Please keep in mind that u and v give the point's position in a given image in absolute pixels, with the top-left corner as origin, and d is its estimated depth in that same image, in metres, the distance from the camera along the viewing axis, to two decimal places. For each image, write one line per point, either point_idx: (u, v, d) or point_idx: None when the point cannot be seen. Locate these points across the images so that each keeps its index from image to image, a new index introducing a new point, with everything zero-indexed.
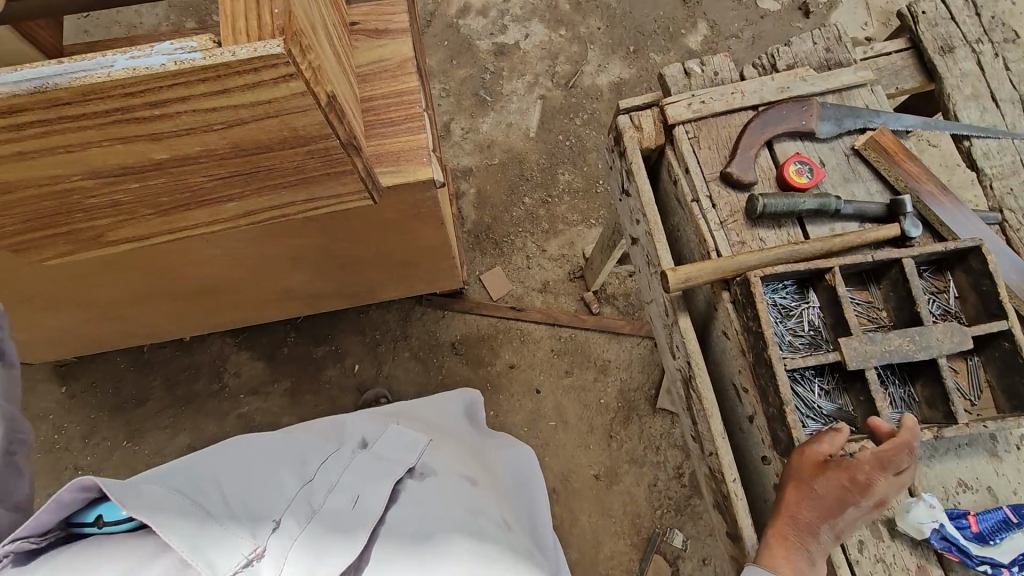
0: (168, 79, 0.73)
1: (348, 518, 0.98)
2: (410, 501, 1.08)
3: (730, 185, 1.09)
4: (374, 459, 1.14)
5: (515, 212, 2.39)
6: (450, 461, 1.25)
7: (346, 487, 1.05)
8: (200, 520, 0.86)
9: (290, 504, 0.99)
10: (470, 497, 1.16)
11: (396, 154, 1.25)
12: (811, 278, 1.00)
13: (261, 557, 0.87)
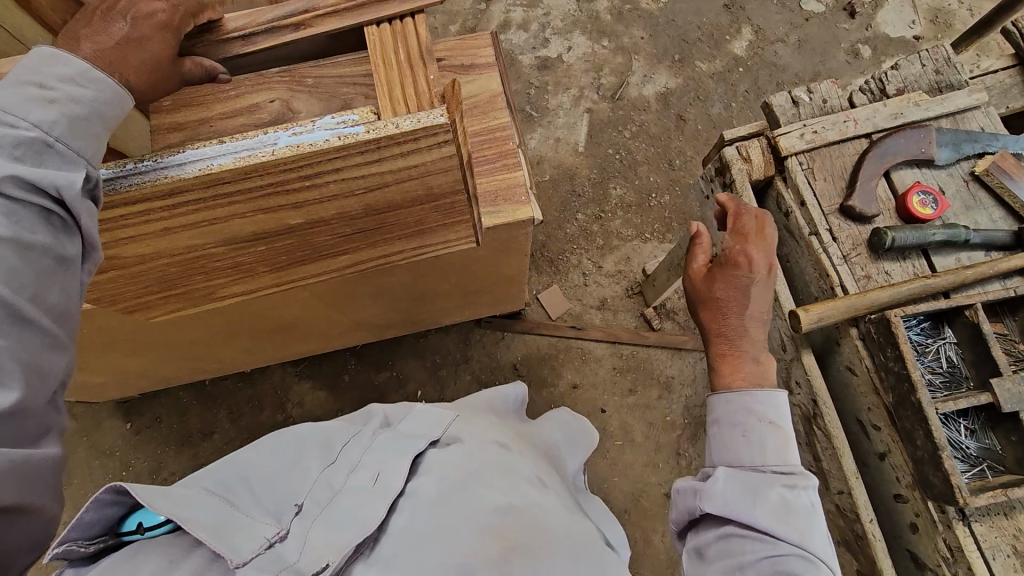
0: (327, 154, 0.71)
1: (366, 494, 0.92)
2: (434, 468, 0.97)
3: (850, 218, 1.07)
4: (393, 434, 1.06)
5: (568, 229, 2.37)
6: (475, 434, 1.10)
7: (369, 465, 0.99)
8: (223, 518, 0.87)
9: (313, 489, 0.98)
10: (501, 456, 1.05)
11: (493, 193, 1.23)
12: (947, 314, 0.98)
13: (284, 539, 0.89)
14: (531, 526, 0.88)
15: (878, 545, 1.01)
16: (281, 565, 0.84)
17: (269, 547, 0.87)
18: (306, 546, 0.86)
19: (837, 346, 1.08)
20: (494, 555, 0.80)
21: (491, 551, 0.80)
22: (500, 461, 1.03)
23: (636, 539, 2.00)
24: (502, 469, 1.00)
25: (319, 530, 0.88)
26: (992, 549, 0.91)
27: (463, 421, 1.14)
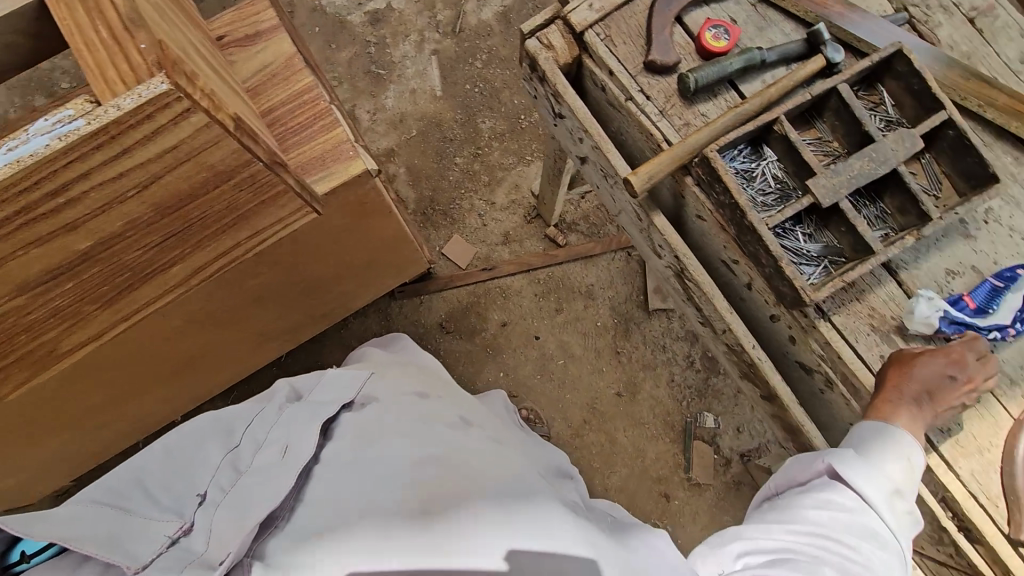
0: (61, 161, 0.66)
1: (274, 470, 0.92)
2: (350, 432, 1.01)
3: (656, 73, 1.08)
4: (302, 403, 1.07)
5: (451, 176, 2.33)
6: (393, 388, 1.16)
7: (274, 440, 0.99)
8: (116, 528, 0.87)
9: (217, 476, 0.97)
10: (420, 405, 1.11)
11: (319, 157, 1.18)
12: (761, 135, 1.02)
13: (187, 533, 0.89)
14: (454, 463, 0.95)
15: (766, 366, 1.07)
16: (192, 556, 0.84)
17: (172, 544, 0.87)
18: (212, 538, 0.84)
19: (683, 199, 1.11)
20: (415, 510, 0.85)
21: (413, 504, 0.86)
22: (418, 408, 1.10)
23: (602, 443, 2.07)
24: (421, 419, 1.06)
25: (224, 513, 0.87)
26: (855, 334, 0.98)
27: (379, 375, 1.20)
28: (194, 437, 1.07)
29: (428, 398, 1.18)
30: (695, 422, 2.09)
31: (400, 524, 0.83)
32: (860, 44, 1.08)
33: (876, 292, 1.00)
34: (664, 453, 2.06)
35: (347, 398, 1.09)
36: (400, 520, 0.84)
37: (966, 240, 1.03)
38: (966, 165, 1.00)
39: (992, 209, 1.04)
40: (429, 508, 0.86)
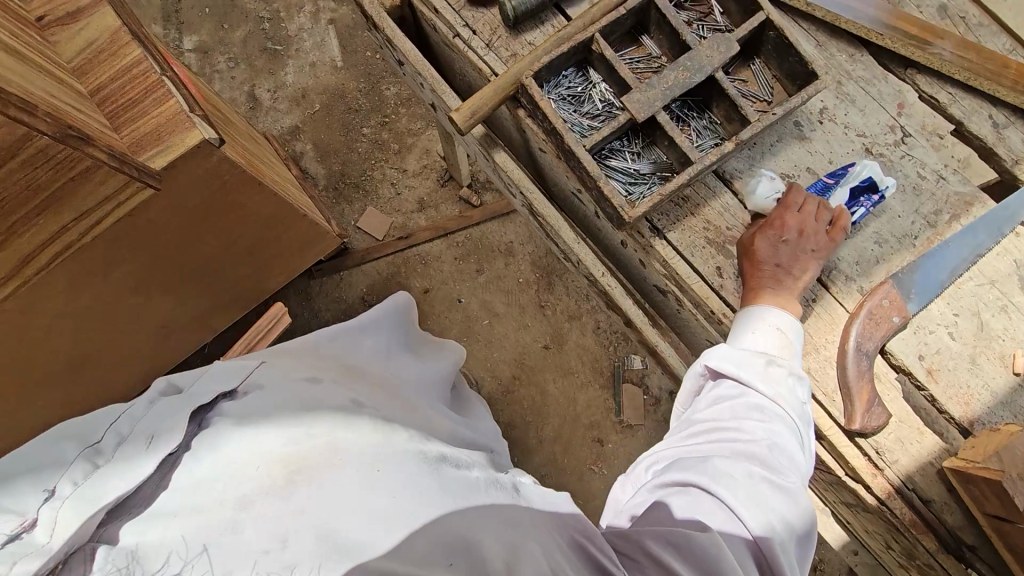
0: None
1: (135, 460, 0.76)
2: (222, 424, 0.82)
3: (480, 5, 1.05)
4: (179, 395, 0.87)
5: (360, 148, 2.28)
6: (284, 372, 0.97)
7: (136, 432, 0.80)
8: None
9: (69, 468, 0.76)
10: (313, 389, 0.93)
11: (155, 131, 1.14)
12: (584, 56, 0.99)
13: (31, 529, 0.68)
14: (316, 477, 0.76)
15: (618, 292, 1.07)
16: (32, 549, 0.66)
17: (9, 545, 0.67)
18: (58, 527, 0.68)
19: (524, 134, 1.09)
20: (278, 486, 0.75)
21: (273, 479, 0.75)
22: (307, 394, 0.91)
23: (533, 396, 2.09)
24: (308, 401, 0.90)
25: (72, 504, 0.70)
26: (691, 247, 0.99)
27: (273, 361, 1.00)
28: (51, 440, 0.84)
29: (318, 383, 0.96)
30: (623, 366, 2.12)
31: (261, 504, 0.72)
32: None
33: (711, 204, 1.00)
34: (595, 400, 2.09)
35: (227, 387, 0.90)
36: (257, 500, 0.73)
37: (802, 142, 1.02)
38: (790, 66, 0.99)
39: (825, 108, 1.04)
40: (292, 483, 0.75)
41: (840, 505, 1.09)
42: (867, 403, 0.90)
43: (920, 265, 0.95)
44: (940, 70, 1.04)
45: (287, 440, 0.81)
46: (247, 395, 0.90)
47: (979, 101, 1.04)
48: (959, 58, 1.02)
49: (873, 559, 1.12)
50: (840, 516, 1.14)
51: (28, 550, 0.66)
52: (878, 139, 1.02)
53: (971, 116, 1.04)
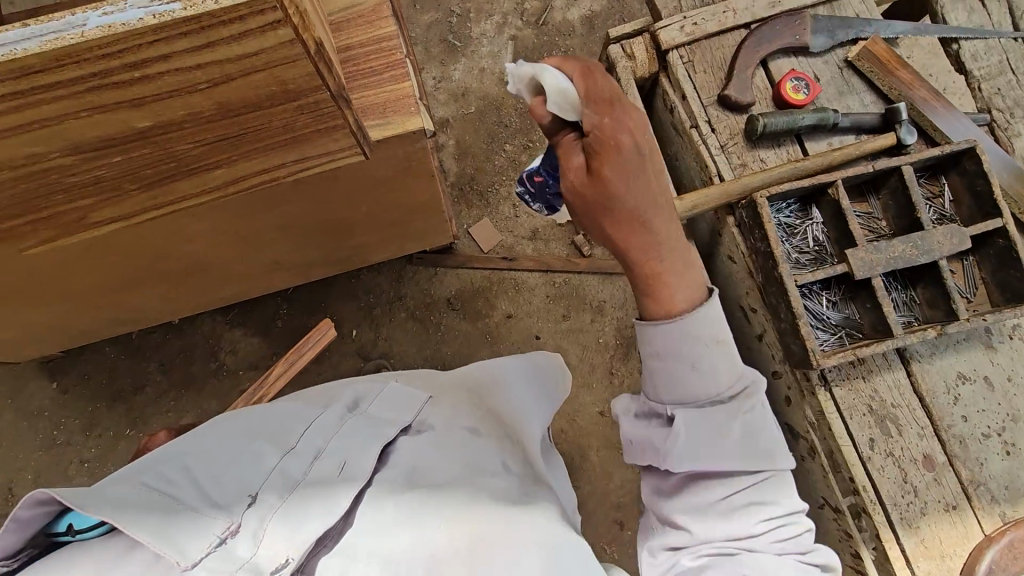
0: (145, 35, 0.67)
1: (336, 485, 0.95)
2: (400, 459, 1.05)
3: (728, 108, 1.08)
4: (364, 419, 1.12)
5: (497, 161, 2.34)
6: (448, 417, 1.20)
7: (335, 453, 1.01)
8: (167, 515, 0.78)
9: (272, 476, 0.94)
10: (471, 443, 1.14)
11: (381, 105, 1.19)
12: (814, 194, 1.02)
13: (236, 535, 0.82)
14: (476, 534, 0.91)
15: None
16: (237, 562, 0.80)
17: (221, 546, 0.79)
18: (265, 547, 0.82)
19: (719, 236, 1.12)
20: (462, 550, 0.89)
21: (459, 546, 0.89)
22: (467, 451, 1.11)
23: (573, 455, 2.09)
24: (469, 459, 1.08)
25: (278, 522, 0.85)
26: (853, 409, 1.01)
27: (436, 401, 1.25)
28: (242, 433, 1.01)
29: (477, 438, 1.16)
30: None
31: (449, 565, 0.87)
32: (934, 133, 1.08)
33: (882, 377, 1.01)
34: (630, 483, 2.07)
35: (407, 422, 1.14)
36: (445, 562, 0.87)
37: (987, 350, 1.05)
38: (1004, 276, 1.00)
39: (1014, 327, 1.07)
40: (475, 546, 0.89)
41: None
42: None
43: None
44: None
45: (463, 497, 0.98)
46: (422, 433, 1.13)
47: None
48: None
49: None
50: None
51: (237, 561, 0.80)
52: None
53: None
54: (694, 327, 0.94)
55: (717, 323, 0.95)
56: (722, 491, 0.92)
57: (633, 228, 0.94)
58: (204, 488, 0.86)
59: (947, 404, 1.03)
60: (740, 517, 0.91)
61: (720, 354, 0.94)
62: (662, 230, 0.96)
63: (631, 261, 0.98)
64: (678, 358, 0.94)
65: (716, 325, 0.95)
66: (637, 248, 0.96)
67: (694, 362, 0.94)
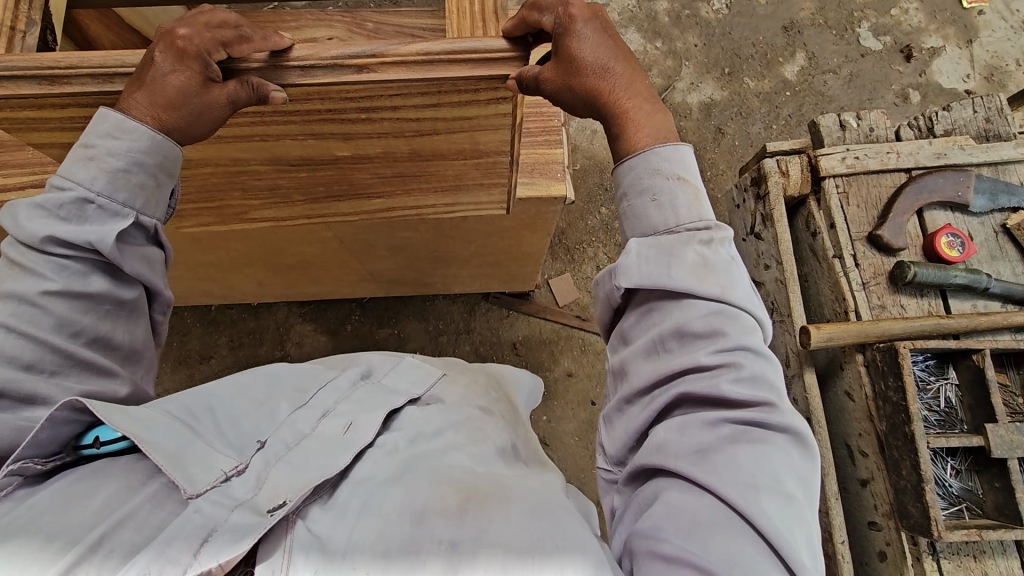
0: (467, 66, 0.69)
1: (334, 445, 0.74)
2: (406, 428, 0.82)
3: (876, 247, 1.08)
4: (376, 386, 0.89)
5: (590, 221, 2.37)
6: (462, 396, 0.95)
7: (343, 414, 0.81)
8: (178, 445, 0.68)
9: (282, 428, 0.77)
10: (487, 422, 0.90)
11: (532, 164, 1.23)
12: (954, 356, 1.00)
13: (243, 475, 0.69)
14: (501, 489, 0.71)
15: (845, 565, 1.03)
16: (234, 503, 0.65)
17: (226, 485, 0.67)
18: (268, 485, 0.67)
19: (839, 369, 1.11)
20: (449, 508, 0.66)
21: (447, 503, 0.66)
22: (480, 430, 0.86)
23: None
24: (477, 435, 0.84)
25: (282, 468, 0.70)
26: None
27: (453, 381, 1.00)
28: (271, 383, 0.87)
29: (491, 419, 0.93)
30: None
31: (436, 522, 0.64)
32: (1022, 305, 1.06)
33: (996, 560, 0.94)
34: None
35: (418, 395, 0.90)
36: (432, 517, 0.65)
37: None
38: None
39: None
40: (467, 510, 0.66)
41: None
42: None
43: None
44: None
45: (457, 466, 0.74)
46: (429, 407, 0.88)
47: None
48: None
49: None
50: None
51: (232, 503, 0.65)
52: None
53: None
54: (656, 157, 0.76)
55: (706, 206, 0.77)
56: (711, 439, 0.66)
57: (644, 105, 0.78)
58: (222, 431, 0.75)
59: None
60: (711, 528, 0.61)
61: (713, 255, 0.73)
62: (666, 126, 0.79)
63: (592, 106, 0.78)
64: (641, 191, 0.77)
65: (696, 203, 0.76)
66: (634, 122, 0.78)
67: (655, 192, 0.76)
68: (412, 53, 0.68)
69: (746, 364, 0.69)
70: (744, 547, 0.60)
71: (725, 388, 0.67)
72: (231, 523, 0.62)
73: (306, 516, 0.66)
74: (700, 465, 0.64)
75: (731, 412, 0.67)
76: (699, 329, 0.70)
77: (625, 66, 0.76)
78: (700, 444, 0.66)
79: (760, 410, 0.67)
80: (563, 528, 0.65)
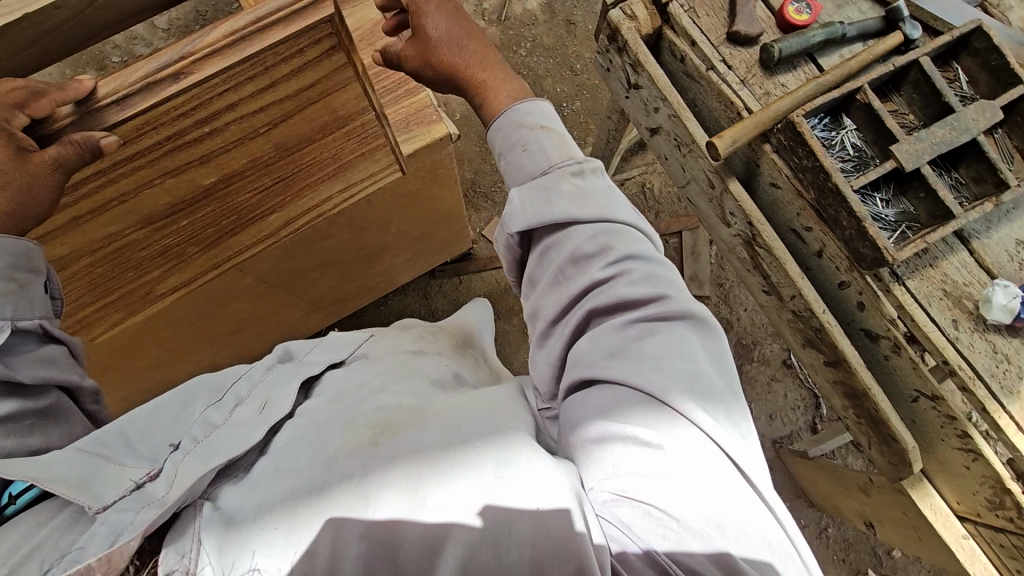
0: (280, 28, 0.67)
1: (247, 421, 0.79)
2: (328, 387, 0.88)
3: (739, 43, 1.12)
4: (289, 366, 0.97)
5: (494, 160, 2.36)
6: (387, 346, 1.04)
7: (255, 397, 0.87)
8: (86, 468, 0.68)
9: (194, 428, 0.82)
10: (416, 361, 0.97)
11: (405, 119, 1.21)
12: (842, 105, 1.06)
13: (155, 479, 0.70)
14: (417, 418, 0.73)
15: (835, 330, 1.11)
16: (143, 503, 0.64)
17: (138, 489, 0.68)
18: (177, 478, 0.67)
19: (756, 168, 1.16)
20: (361, 444, 0.67)
21: (360, 440, 0.68)
22: (404, 366, 0.93)
23: None
24: (406, 372, 0.91)
25: (191, 459, 0.71)
26: None
27: (377, 338, 1.09)
28: (185, 398, 0.94)
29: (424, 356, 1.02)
30: None
31: (349, 461, 0.65)
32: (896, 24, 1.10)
33: (949, 260, 1.04)
34: None
35: (338, 358, 0.99)
36: (343, 458, 0.66)
37: None
38: None
39: None
40: (380, 436, 0.68)
41: (1023, 574, 1.11)
42: None
43: None
44: None
45: (383, 406, 0.76)
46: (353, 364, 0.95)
47: None
48: None
49: None
50: None
51: (142, 502, 0.64)
52: None
53: None
54: (517, 113, 0.84)
55: (573, 146, 0.85)
56: (619, 331, 0.70)
57: (499, 73, 0.91)
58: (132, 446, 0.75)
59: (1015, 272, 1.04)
60: (641, 405, 0.64)
61: (587, 182, 0.81)
62: (521, 89, 0.90)
63: (441, 78, 0.91)
64: (512, 147, 0.84)
65: (562, 145, 0.83)
66: (495, 83, 0.90)
67: (523, 143, 0.83)
68: (219, 38, 0.66)
69: (637, 270, 0.73)
70: (666, 416, 0.63)
71: (623, 292, 0.71)
72: (137, 520, 0.61)
73: (215, 496, 0.67)
74: (612, 362, 0.67)
75: (633, 312, 0.71)
76: (589, 249, 0.75)
77: (481, 52, 0.91)
78: (605, 333, 0.70)
79: (655, 303, 0.71)
80: (485, 434, 0.69)
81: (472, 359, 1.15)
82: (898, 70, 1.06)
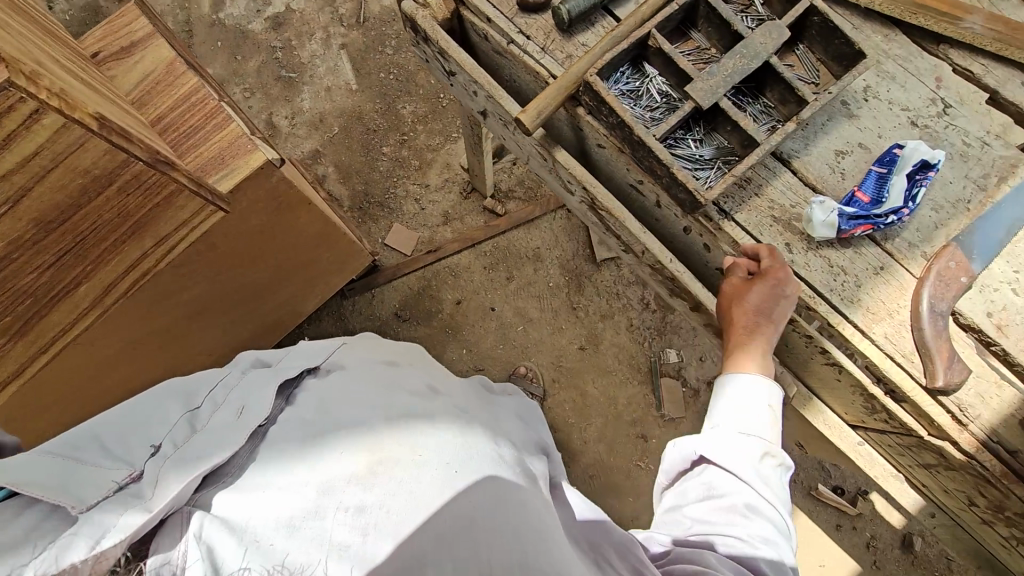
0: None
1: (227, 430, 0.96)
2: (303, 398, 1.08)
3: (531, 11, 1.09)
4: (271, 370, 1.14)
5: (381, 166, 2.31)
6: (359, 356, 1.20)
7: (232, 403, 1.04)
8: (63, 475, 0.83)
9: (171, 432, 1.00)
10: (393, 375, 1.14)
11: (219, 155, 1.16)
12: (639, 52, 1.04)
13: (136, 480, 0.88)
14: (400, 440, 0.93)
15: (686, 277, 1.10)
16: (136, 497, 0.83)
17: (122, 488, 0.85)
18: (161, 484, 0.85)
19: (582, 132, 1.13)
20: (359, 473, 0.86)
21: (358, 467, 0.87)
22: (385, 379, 1.12)
23: (575, 399, 2.12)
24: (368, 387, 1.07)
25: (171, 464, 0.89)
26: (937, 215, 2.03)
27: (353, 345, 1.26)
28: (161, 396, 1.14)
29: (396, 367, 1.19)
30: (659, 361, 2.15)
31: (343, 488, 0.84)
32: None
33: (774, 185, 1.03)
34: (637, 395, 2.12)
35: (314, 363, 1.16)
36: (339, 485, 0.84)
37: None
38: (834, 48, 1.03)
39: (869, 86, 1.08)
40: (374, 471, 0.86)
41: (915, 467, 1.14)
42: (947, 360, 0.94)
43: (975, 227, 1.01)
44: (971, 43, 1.09)
45: (371, 425, 0.96)
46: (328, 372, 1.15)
47: (1011, 70, 1.09)
48: (990, 30, 1.07)
49: (949, 515, 1.19)
50: (912, 477, 1.20)
51: (134, 502, 0.82)
52: (922, 112, 1.07)
53: (1006, 84, 1.09)
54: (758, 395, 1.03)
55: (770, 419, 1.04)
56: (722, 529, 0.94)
57: (757, 360, 1.03)
58: (105, 450, 0.94)
59: (838, 183, 1.04)
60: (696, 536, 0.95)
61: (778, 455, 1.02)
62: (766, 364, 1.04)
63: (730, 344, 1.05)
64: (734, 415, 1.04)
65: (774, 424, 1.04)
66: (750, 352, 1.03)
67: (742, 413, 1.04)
68: None
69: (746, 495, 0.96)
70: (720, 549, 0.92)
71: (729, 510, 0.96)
72: (122, 520, 0.78)
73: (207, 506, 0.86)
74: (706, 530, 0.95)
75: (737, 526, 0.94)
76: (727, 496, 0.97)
77: (752, 314, 0.98)
78: (741, 455, 1.00)
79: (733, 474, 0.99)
80: (470, 466, 0.92)
81: (433, 367, 1.32)
82: (688, 7, 1.04)
